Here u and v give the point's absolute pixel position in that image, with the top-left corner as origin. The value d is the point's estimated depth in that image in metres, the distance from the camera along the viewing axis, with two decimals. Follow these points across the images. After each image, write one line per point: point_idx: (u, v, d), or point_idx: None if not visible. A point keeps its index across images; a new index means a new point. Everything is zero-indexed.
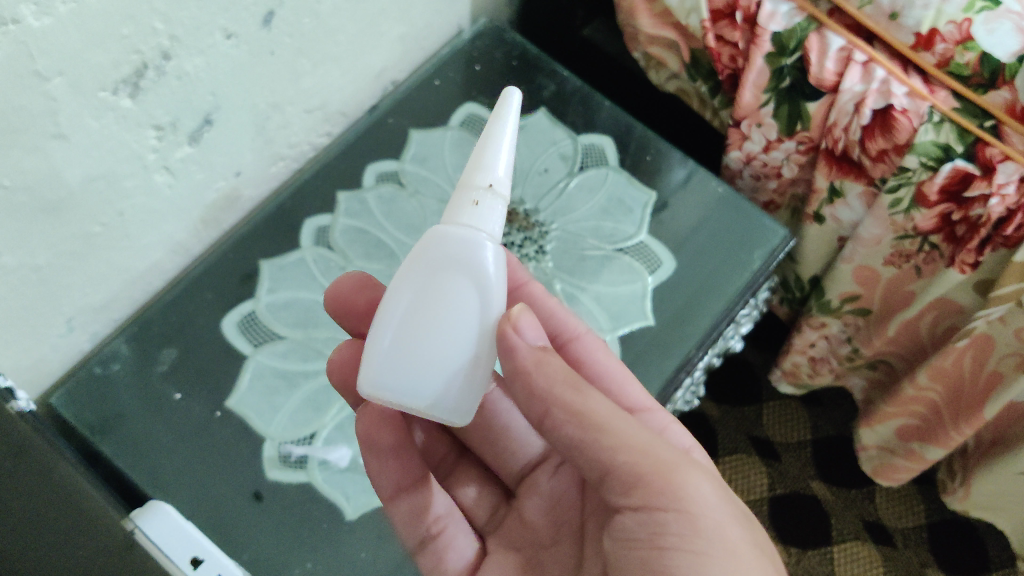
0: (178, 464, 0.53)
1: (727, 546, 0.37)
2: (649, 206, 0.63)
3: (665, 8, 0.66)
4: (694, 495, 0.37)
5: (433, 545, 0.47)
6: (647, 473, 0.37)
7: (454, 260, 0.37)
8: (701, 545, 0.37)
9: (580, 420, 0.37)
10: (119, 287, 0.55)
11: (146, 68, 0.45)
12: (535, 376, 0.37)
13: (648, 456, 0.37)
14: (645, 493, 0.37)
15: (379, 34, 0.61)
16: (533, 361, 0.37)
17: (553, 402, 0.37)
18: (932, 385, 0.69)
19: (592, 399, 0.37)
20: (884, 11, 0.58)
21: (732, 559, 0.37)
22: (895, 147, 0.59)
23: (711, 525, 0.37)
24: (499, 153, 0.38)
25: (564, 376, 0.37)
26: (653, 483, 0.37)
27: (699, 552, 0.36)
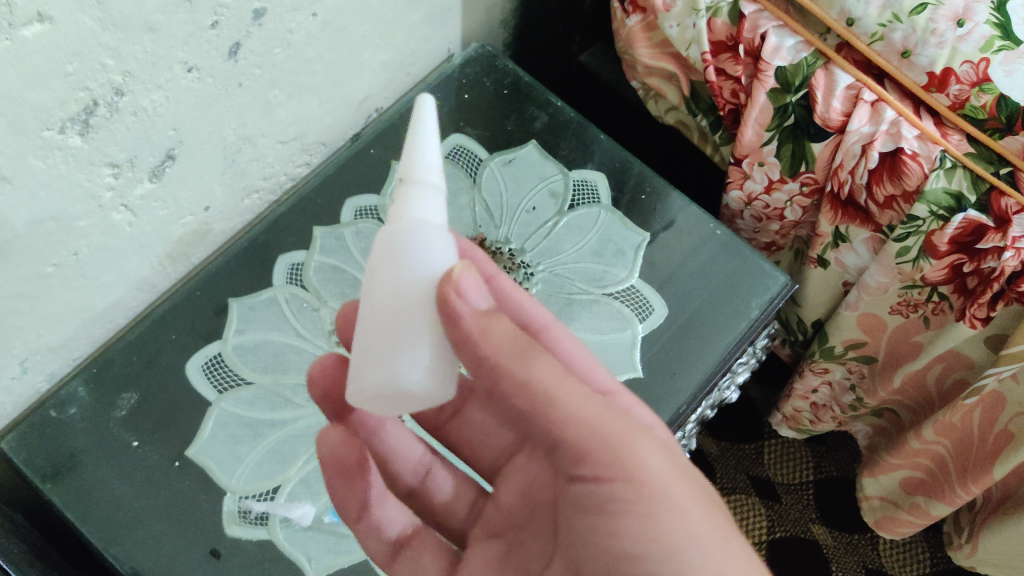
0: (131, 520, 0.50)
1: (678, 505, 0.36)
2: (642, 247, 0.60)
3: (665, 37, 0.62)
4: (642, 462, 0.37)
5: (408, 551, 0.46)
6: (593, 444, 0.37)
7: (392, 258, 0.35)
8: (647, 508, 0.36)
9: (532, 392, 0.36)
10: (78, 327, 0.52)
11: (96, 105, 0.42)
12: (480, 345, 0.35)
13: (596, 429, 0.37)
14: (594, 464, 0.37)
15: (361, 61, 0.58)
16: (480, 329, 0.35)
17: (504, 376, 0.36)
18: (939, 439, 0.66)
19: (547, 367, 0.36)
20: (895, 48, 0.54)
21: (683, 517, 0.36)
22: (903, 193, 0.56)
23: (660, 489, 0.37)
24: (426, 148, 0.35)
25: (511, 344, 0.36)
26: (597, 452, 0.37)
27: (648, 513, 0.36)
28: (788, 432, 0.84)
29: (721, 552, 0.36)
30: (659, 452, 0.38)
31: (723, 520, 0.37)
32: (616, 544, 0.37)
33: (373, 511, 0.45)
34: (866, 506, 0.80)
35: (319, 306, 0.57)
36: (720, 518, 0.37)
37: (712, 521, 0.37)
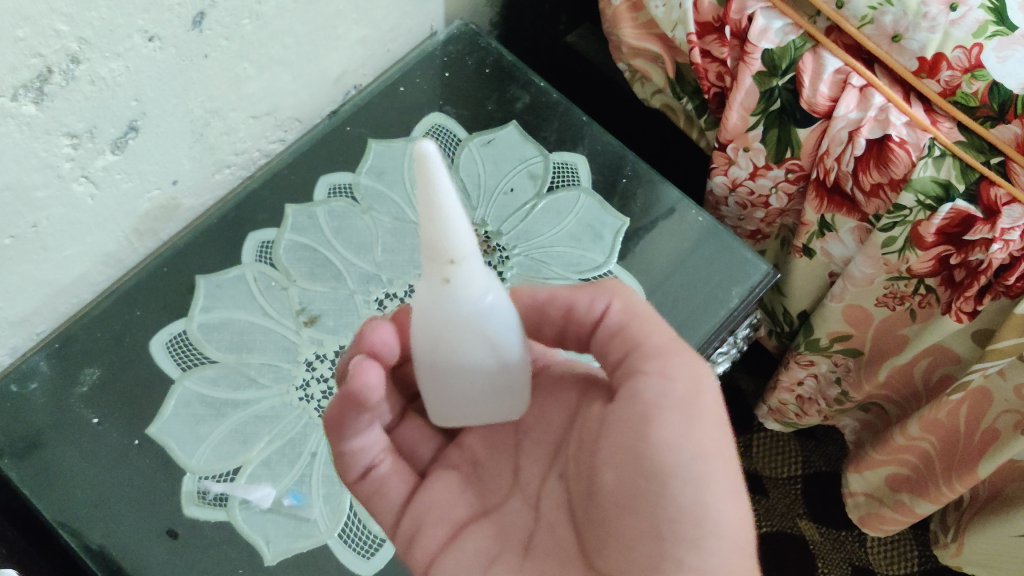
0: (91, 498, 0.50)
1: (723, 425, 0.37)
2: (621, 232, 0.59)
3: (652, 18, 0.61)
4: (703, 379, 0.38)
5: (377, 476, 0.44)
6: (662, 350, 0.38)
7: (460, 333, 0.37)
8: (696, 411, 0.36)
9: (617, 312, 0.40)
10: (41, 300, 0.51)
11: (51, 72, 0.41)
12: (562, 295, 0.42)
13: (670, 344, 0.38)
14: (658, 360, 0.38)
15: (336, 36, 0.56)
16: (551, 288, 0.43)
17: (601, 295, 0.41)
18: (924, 436, 0.65)
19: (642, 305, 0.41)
20: (886, 32, 0.53)
21: (722, 436, 0.37)
22: (890, 181, 0.54)
23: (709, 407, 0.37)
24: (453, 227, 0.33)
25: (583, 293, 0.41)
26: (671, 356, 0.38)
27: (692, 416, 0.36)
28: (773, 426, 0.83)
29: (740, 481, 0.36)
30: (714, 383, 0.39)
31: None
32: (648, 433, 0.36)
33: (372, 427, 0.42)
34: (850, 502, 0.79)
35: (288, 286, 0.55)
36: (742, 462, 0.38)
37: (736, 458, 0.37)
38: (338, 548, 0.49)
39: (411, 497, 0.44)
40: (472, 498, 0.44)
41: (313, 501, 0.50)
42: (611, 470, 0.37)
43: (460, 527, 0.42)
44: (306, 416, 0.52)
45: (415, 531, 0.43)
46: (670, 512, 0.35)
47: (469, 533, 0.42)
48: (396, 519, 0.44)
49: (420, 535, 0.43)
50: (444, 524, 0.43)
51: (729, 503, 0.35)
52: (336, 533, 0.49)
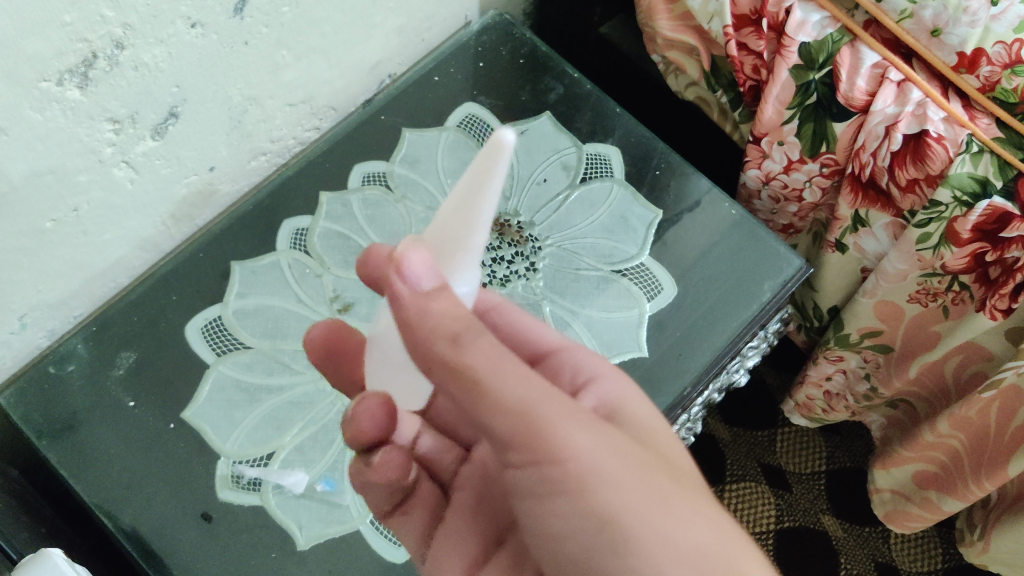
0: (127, 481, 0.50)
1: (624, 467, 0.34)
2: (654, 225, 0.59)
3: (687, 10, 0.60)
4: (569, 447, 0.33)
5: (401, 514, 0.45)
6: (523, 433, 0.32)
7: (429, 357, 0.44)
8: (578, 488, 0.33)
9: (460, 382, 0.31)
10: (79, 284, 0.51)
11: (95, 58, 0.41)
12: (416, 327, 0.31)
13: (527, 419, 0.32)
14: (533, 452, 0.33)
15: (372, 25, 0.56)
16: (419, 308, 0.31)
17: (434, 360, 0.31)
18: (954, 433, 0.64)
19: (480, 348, 0.31)
20: (925, 26, 0.52)
21: (614, 488, 0.33)
22: (926, 177, 0.54)
23: (586, 469, 0.33)
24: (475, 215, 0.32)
25: (450, 325, 0.31)
26: (527, 443, 0.32)
27: (575, 496, 0.33)
28: (800, 421, 0.83)
29: (658, 518, 0.33)
30: (591, 432, 0.34)
31: (661, 482, 0.34)
32: (556, 523, 0.35)
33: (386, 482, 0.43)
34: (876, 498, 0.79)
35: (322, 273, 0.56)
36: (655, 478, 0.34)
37: (647, 488, 0.34)
38: (370, 535, 0.49)
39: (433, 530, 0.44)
40: (479, 528, 0.43)
41: (345, 487, 0.50)
42: (553, 563, 0.36)
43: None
44: (339, 403, 0.52)
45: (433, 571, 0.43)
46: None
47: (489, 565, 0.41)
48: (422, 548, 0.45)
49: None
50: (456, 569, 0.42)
51: (658, 551, 0.33)
52: (368, 520, 0.50)
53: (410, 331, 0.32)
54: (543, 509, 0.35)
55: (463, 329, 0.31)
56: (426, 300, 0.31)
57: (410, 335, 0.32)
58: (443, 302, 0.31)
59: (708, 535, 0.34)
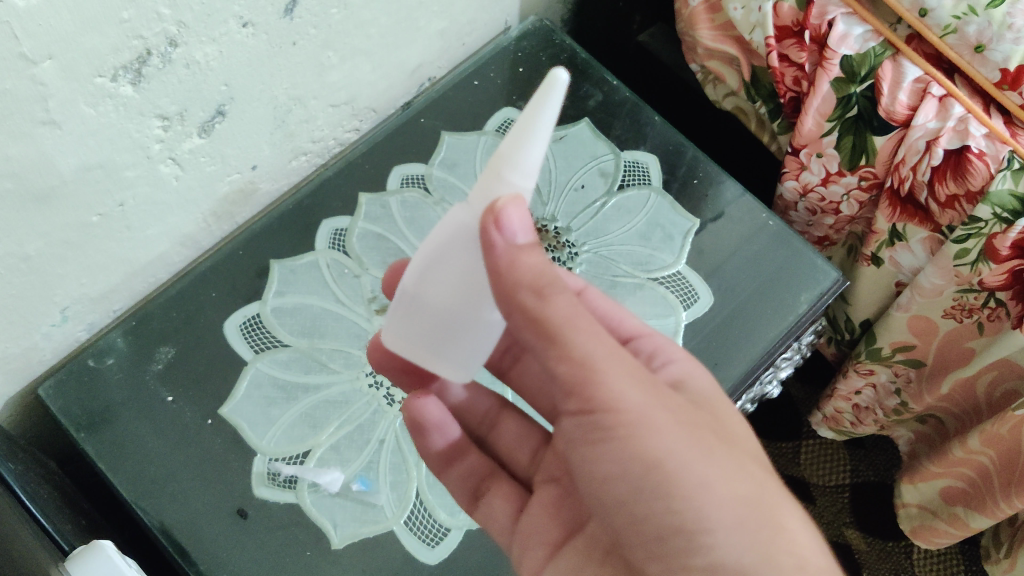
0: (163, 475, 0.51)
1: (672, 416, 0.35)
2: (690, 233, 0.59)
3: (729, 20, 0.61)
4: (622, 395, 0.34)
5: (484, 503, 0.47)
6: (580, 383, 0.34)
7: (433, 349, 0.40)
8: (627, 434, 0.34)
9: (538, 328, 0.33)
10: (120, 278, 0.52)
11: (149, 55, 0.41)
12: (504, 275, 0.34)
13: (587, 371, 0.33)
14: (587, 402, 0.34)
15: (416, 28, 0.57)
16: (508, 263, 0.33)
17: (516, 306, 0.34)
18: (984, 450, 0.64)
19: (558, 303, 0.33)
20: (969, 42, 0.53)
21: (663, 437, 0.34)
22: (967, 193, 0.53)
23: (639, 419, 0.34)
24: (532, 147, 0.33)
25: (534, 278, 0.33)
26: (585, 392, 0.34)
27: (625, 442, 0.34)
28: (826, 433, 0.83)
29: (701, 466, 0.34)
30: (642, 385, 0.35)
31: (705, 436, 0.35)
32: (603, 466, 0.36)
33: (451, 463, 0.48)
34: (903, 513, 0.79)
35: (361, 273, 0.57)
36: (698, 432, 0.35)
37: (693, 439, 0.35)
38: (404, 535, 0.50)
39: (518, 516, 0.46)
40: (564, 515, 0.43)
41: (380, 487, 0.50)
42: (601, 504, 0.37)
43: (551, 556, 0.42)
44: (376, 403, 0.53)
45: (522, 553, 0.44)
46: (659, 530, 0.35)
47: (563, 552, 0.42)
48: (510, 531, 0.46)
49: (525, 558, 0.44)
50: (542, 550, 0.43)
51: (699, 495, 0.34)
52: (403, 520, 0.50)
53: (497, 279, 0.34)
54: (590, 451, 0.36)
55: (545, 283, 0.33)
56: (518, 253, 0.33)
57: (497, 285, 0.34)
58: (532, 257, 0.34)
59: (747, 485, 0.35)
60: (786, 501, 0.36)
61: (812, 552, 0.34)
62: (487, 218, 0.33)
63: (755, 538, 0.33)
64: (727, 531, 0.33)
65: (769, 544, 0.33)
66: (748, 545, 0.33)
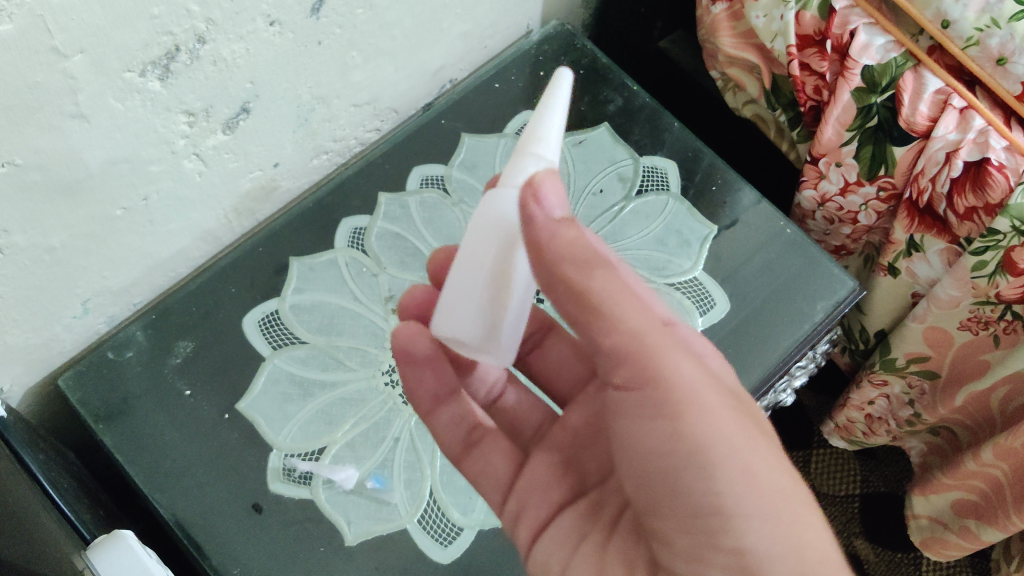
0: (180, 468, 0.51)
1: (721, 400, 0.35)
2: (708, 240, 0.59)
3: (750, 27, 0.61)
4: (676, 371, 0.35)
5: (477, 451, 0.47)
6: (636, 354, 0.35)
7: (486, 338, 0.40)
8: (679, 410, 0.35)
9: (579, 302, 0.34)
10: (142, 271, 0.52)
11: (178, 51, 0.42)
12: (546, 249, 0.34)
13: (640, 343, 0.35)
14: (638, 376, 0.35)
15: (439, 30, 0.57)
16: (552, 236, 0.33)
17: (561, 281, 0.34)
18: (997, 463, 0.64)
19: (604, 279, 0.34)
20: (991, 54, 0.53)
21: (711, 418, 0.34)
22: (986, 206, 0.53)
23: (689, 395, 0.35)
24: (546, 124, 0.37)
25: (580, 253, 0.34)
26: (637, 364, 0.35)
27: (673, 419, 0.34)
28: (838, 443, 0.83)
29: (745, 451, 0.34)
30: (696, 368, 0.36)
31: (752, 427, 0.36)
32: (648, 442, 0.35)
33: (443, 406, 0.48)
34: (914, 525, 0.79)
35: (379, 272, 0.57)
36: (742, 418, 0.36)
37: (741, 427, 0.35)
38: (417, 534, 0.50)
39: (516, 477, 0.46)
40: (569, 482, 0.44)
41: (395, 485, 0.51)
42: (637, 477, 0.37)
43: (553, 517, 0.43)
44: (391, 401, 0.53)
45: (518, 512, 0.44)
46: (690, 510, 0.34)
47: (565, 513, 0.43)
48: (503, 497, 0.46)
49: (522, 516, 0.44)
50: (543, 512, 0.44)
51: (741, 481, 0.34)
52: (417, 518, 0.50)
53: (538, 253, 0.34)
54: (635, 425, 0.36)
55: (590, 258, 0.34)
56: (557, 227, 0.33)
57: (542, 263, 0.34)
58: (572, 233, 0.34)
59: (786, 479, 0.35)
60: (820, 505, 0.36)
61: (838, 554, 0.34)
62: (526, 194, 0.34)
63: (784, 530, 0.33)
64: (761, 518, 0.33)
65: (799, 537, 0.33)
66: (779, 536, 0.33)
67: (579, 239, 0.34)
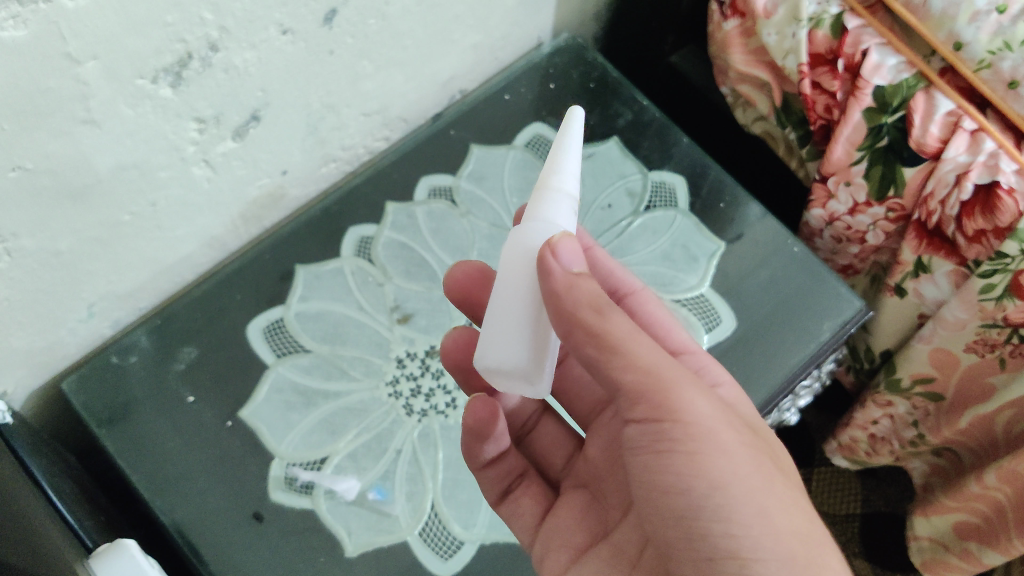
0: (181, 473, 0.51)
1: (735, 439, 0.36)
2: (715, 257, 0.59)
3: (762, 45, 0.61)
4: (691, 409, 0.35)
5: (512, 496, 0.47)
6: (650, 389, 0.35)
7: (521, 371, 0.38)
8: (695, 447, 0.35)
9: (596, 344, 0.34)
10: (148, 276, 0.52)
11: (190, 59, 0.41)
12: (564, 300, 0.35)
13: (653, 377, 0.35)
14: (653, 408, 0.35)
15: (451, 41, 0.57)
16: (567, 286, 0.34)
17: (576, 324, 0.35)
18: (1000, 487, 0.63)
19: (615, 320, 0.35)
20: (1003, 77, 0.52)
21: (727, 457, 0.35)
22: (995, 229, 0.53)
23: (705, 430, 0.35)
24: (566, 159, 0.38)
25: (591, 298, 0.35)
26: (653, 401, 0.35)
27: (691, 456, 0.34)
28: (840, 462, 0.83)
29: (760, 493, 0.35)
30: (710, 402, 0.36)
31: (766, 466, 0.36)
32: (662, 480, 0.35)
33: (488, 467, 0.48)
34: (915, 546, 0.78)
35: (385, 282, 0.57)
36: (756, 458, 0.36)
37: (755, 468, 0.35)
38: (417, 546, 0.49)
39: (542, 519, 0.46)
40: (590, 520, 0.44)
41: (396, 497, 0.51)
42: (650, 514, 0.37)
43: (573, 561, 0.43)
44: (394, 412, 0.53)
45: (543, 553, 0.44)
46: (707, 551, 0.34)
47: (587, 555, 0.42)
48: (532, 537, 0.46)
49: (546, 558, 0.44)
50: (564, 554, 0.43)
51: (756, 523, 0.34)
52: (417, 531, 0.50)
53: (555, 302, 0.35)
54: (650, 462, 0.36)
55: (603, 302, 0.35)
56: (576, 278, 0.35)
57: (557, 311, 0.35)
58: (588, 284, 0.35)
59: (801, 521, 0.35)
60: (832, 547, 0.36)
61: None
62: (543, 250, 0.35)
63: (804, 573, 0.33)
64: (778, 562, 0.33)
65: None
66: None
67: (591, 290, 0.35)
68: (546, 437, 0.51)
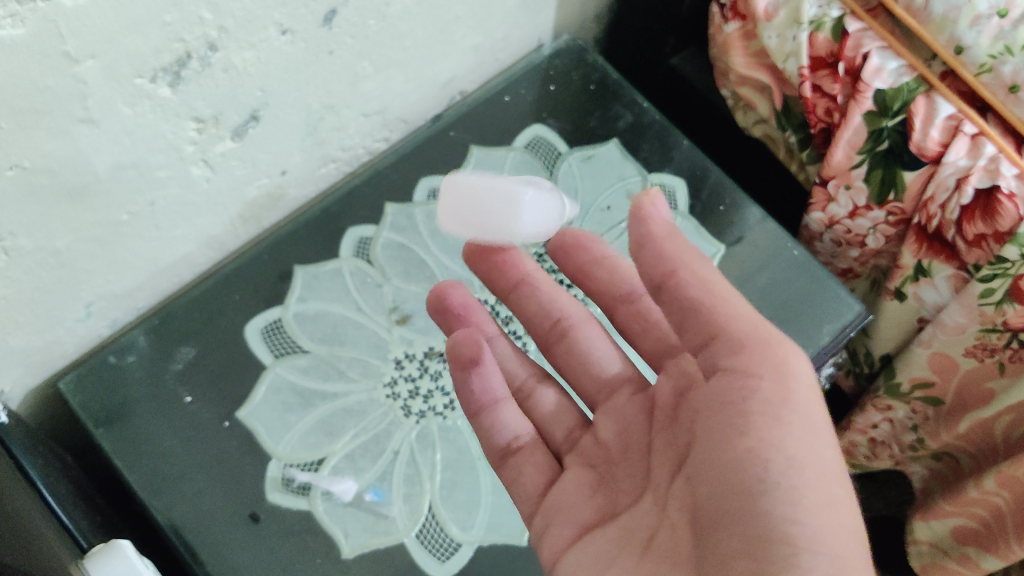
0: (178, 474, 0.51)
1: (817, 426, 0.34)
2: (715, 260, 0.59)
3: (763, 47, 0.61)
4: (797, 375, 0.34)
5: (518, 456, 0.44)
6: (748, 339, 0.35)
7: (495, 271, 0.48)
8: (784, 408, 0.34)
9: (698, 287, 0.36)
10: (146, 276, 0.52)
11: (189, 58, 0.41)
12: (664, 242, 0.37)
13: (759, 332, 0.35)
14: (739, 356, 0.34)
15: (451, 42, 0.57)
16: (667, 234, 0.37)
17: (677, 278, 0.36)
18: (999, 492, 0.63)
19: (719, 278, 0.36)
20: (1004, 81, 0.53)
21: (806, 433, 0.34)
22: (995, 233, 0.53)
23: (801, 397, 0.34)
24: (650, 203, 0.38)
25: (696, 256, 0.37)
26: (753, 349, 0.34)
27: (767, 417, 0.33)
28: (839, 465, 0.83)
29: (827, 482, 0.33)
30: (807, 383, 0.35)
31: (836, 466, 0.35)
32: (727, 439, 0.34)
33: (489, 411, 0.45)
34: (913, 551, 0.78)
35: (384, 283, 0.57)
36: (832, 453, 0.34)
37: (832, 460, 0.34)
38: (414, 548, 0.49)
39: (546, 488, 0.42)
40: (600, 500, 0.40)
41: (393, 498, 0.50)
42: (694, 478, 0.34)
43: (580, 538, 0.39)
44: (392, 414, 0.53)
45: (546, 525, 0.40)
46: (758, 527, 0.32)
47: (595, 533, 0.38)
48: (533, 504, 0.42)
49: (549, 531, 0.40)
50: (571, 528, 0.39)
51: (819, 508, 0.32)
52: (415, 533, 0.50)
53: (650, 244, 0.37)
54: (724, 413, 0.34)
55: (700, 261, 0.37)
56: (671, 231, 0.37)
57: (642, 252, 0.37)
58: (674, 245, 0.37)
59: (852, 524, 0.33)
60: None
61: None
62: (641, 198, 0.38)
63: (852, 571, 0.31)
64: (825, 559, 0.31)
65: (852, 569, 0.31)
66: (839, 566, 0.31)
67: (677, 252, 0.37)
68: (547, 404, 0.47)
